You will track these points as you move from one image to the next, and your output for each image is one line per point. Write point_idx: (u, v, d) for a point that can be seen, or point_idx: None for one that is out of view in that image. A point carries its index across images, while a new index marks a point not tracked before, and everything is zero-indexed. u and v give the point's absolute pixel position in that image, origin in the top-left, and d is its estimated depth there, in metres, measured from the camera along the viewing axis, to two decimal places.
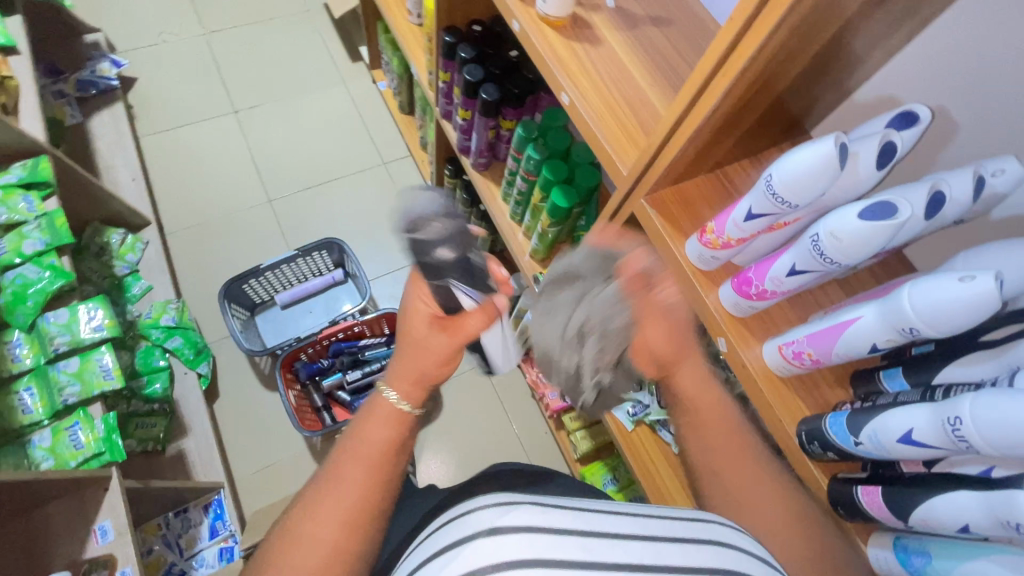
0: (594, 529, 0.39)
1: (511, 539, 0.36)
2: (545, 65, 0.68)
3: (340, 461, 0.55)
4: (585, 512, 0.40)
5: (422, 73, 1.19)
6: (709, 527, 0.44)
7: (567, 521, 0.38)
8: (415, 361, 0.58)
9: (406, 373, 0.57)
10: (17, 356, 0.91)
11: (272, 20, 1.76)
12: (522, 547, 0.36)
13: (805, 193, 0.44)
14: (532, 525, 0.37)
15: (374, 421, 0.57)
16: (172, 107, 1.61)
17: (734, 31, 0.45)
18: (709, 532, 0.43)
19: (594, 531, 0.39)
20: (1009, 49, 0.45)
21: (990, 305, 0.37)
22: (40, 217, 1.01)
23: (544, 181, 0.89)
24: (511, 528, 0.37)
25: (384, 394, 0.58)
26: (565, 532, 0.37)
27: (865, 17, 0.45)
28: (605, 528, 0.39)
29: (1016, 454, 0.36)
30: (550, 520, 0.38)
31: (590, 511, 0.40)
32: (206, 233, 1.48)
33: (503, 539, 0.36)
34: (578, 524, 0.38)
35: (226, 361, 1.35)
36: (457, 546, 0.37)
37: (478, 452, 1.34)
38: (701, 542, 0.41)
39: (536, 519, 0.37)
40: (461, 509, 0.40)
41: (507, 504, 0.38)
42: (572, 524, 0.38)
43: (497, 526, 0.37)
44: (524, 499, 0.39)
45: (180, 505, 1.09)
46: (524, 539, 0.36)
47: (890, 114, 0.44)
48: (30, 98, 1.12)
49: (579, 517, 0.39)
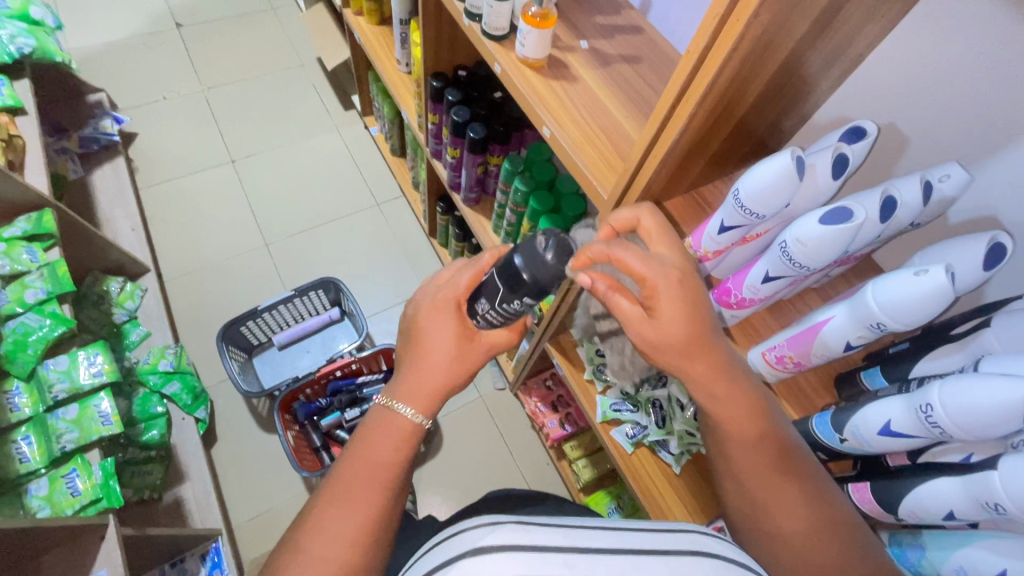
0: (577, 545, 0.39)
1: (494, 558, 0.37)
2: (526, 102, 0.72)
3: (337, 488, 0.50)
4: (568, 529, 0.41)
5: (412, 117, 1.26)
6: (688, 537, 0.42)
7: (552, 539, 0.39)
8: (431, 378, 0.54)
9: (422, 391, 0.54)
10: (15, 405, 0.91)
11: (267, 74, 1.85)
12: (505, 565, 0.37)
13: (769, 204, 0.48)
14: (515, 544, 0.38)
15: (381, 438, 0.53)
16: (171, 159, 1.66)
17: (692, 61, 0.49)
18: (688, 542, 0.42)
19: (576, 546, 0.39)
20: (944, 71, 0.50)
21: (947, 295, 0.40)
22: (43, 266, 1.04)
23: (532, 211, 0.93)
24: (494, 548, 0.38)
25: (395, 409, 0.54)
26: (549, 550, 0.38)
27: (811, 45, 0.49)
28: (587, 543, 0.39)
29: (986, 434, 0.38)
30: (533, 537, 0.39)
31: (574, 528, 0.41)
32: (204, 278, 1.50)
33: (487, 559, 0.37)
34: (562, 542, 0.39)
35: (225, 404, 1.35)
36: (444, 565, 0.38)
37: (478, 487, 1.32)
38: (683, 552, 0.40)
39: (519, 537, 0.38)
40: (451, 531, 0.42)
41: (491, 524, 0.40)
42: (557, 542, 0.39)
43: (480, 546, 0.38)
44: (508, 518, 0.41)
45: (176, 555, 1.06)
46: (506, 560, 0.37)
47: (841, 129, 0.48)
48: (36, 154, 1.16)
49: (563, 534, 0.40)
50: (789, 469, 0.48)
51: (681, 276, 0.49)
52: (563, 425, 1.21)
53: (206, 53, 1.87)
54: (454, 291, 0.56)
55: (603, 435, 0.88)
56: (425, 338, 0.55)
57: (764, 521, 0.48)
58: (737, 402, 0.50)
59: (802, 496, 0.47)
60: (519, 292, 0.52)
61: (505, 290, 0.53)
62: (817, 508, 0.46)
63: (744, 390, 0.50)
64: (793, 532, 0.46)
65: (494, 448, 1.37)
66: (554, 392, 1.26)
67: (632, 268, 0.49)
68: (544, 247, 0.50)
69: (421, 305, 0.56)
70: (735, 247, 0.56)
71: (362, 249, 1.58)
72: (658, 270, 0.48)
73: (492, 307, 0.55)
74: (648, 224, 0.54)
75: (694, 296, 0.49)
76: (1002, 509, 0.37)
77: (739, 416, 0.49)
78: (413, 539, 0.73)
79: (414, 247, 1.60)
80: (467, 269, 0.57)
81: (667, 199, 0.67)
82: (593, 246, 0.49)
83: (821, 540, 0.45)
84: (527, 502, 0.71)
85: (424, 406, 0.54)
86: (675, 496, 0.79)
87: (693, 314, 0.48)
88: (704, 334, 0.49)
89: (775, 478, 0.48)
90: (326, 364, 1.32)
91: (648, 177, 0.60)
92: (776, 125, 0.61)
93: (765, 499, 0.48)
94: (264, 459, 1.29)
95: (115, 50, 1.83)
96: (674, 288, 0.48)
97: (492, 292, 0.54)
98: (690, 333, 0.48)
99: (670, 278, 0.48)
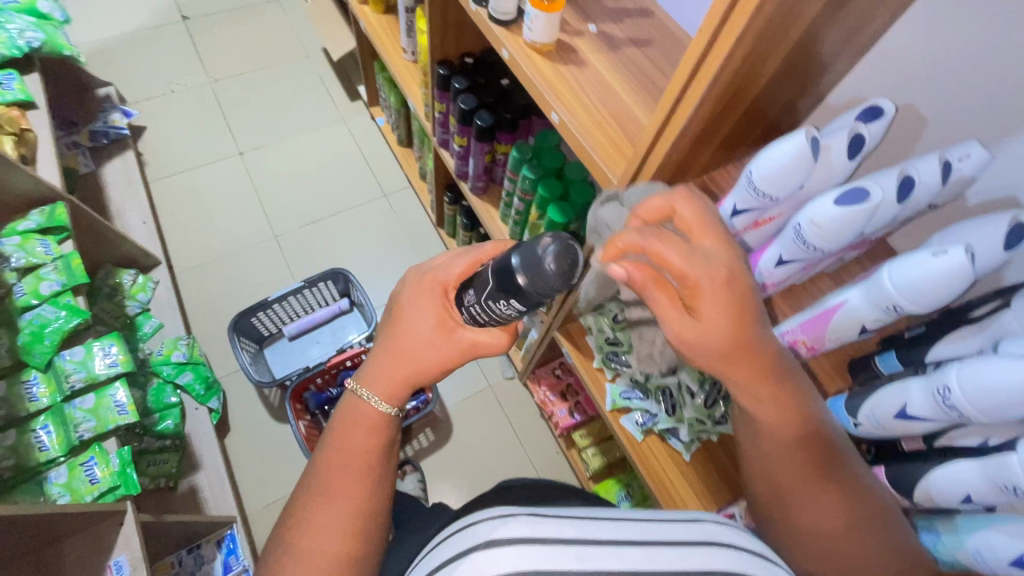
0: (588, 537, 0.39)
1: (506, 552, 0.37)
2: (535, 88, 0.71)
3: (326, 475, 0.52)
4: (579, 521, 0.40)
5: (419, 106, 1.25)
6: (704, 528, 0.42)
7: (563, 531, 0.39)
8: (400, 366, 0.54)
9: (386, 379, 0.54)
10: (33, 395, 0.93)
11: (274, 66, 1.85)
12: (515, 558, 0.37)
13: (783, 186, 0.47)
14: (527, 537, 0.38)
15: (356, 429, 0.54)
16: (179, 152, 1.67)
17: (704, 41, 0.48)
18: (704, 533, 0.41)
19: (587, 538, 0.39)
20: (964, 48, 0.49)
21: (966, 276, 0.39)
22: (57, 259, 1.05)
23: (540, 199, 0.92)
24: (504, 541, 0.38)
25: (360, 396, 0.54)
26: (560, 542, 0.38)
27: (825, 24, 0.48)
28: (598, 535, 0.39)
29: (1006, 416, 0.37)
30: (543, 530, 0.39)
31: (584, 519, 0.41)
32: (214, 270, 1.51)
33: (497, 552, 0.37)
34: (573, 534, 0.39)
35: (237, 394, 1.37)
36: (457, 558, 0.39)
37: (488, 476, 1.33)
38: (696, 543, 0.40)
39: (531, 530, 0.38)
40: (466, 524, 0.42)
41: (504, 517, 0.40)
42: (568, 534, 0.39)
43: (493, 539, 0.38)
44: (520, 511, 0.41)
45: (192, 541, 1.08)
46: (516, 553, 0.37)
47: (858, 108, 0.47)
48: (47, 149, 1.17)
49: (573, 526, 0.40)
50: (830, 467, 0.46)
51: (729, 276, 0.44)
52: (572, 413, 1.22)
53: (213, 45, 1.87)
54: (443, 275, 0.55)
55: (613, 422, 0.88)
56: (402, 321, 0.54)
57: (791, 520, 0.47)
58: (779, 401, 0.47)
59: (840, 497, 0.45)
60: (509, 295, 0.48)
61: (494, 287, 0.49)
62: (856, 505, 0.45)
63: (787, 386, 0.47)
64: (825, 532, 0.45)
65: (503, 437, 1.38)
66: (563, 381, 1.27)
67: (674, 265, 0.44)
68: (546, 252, 0.44)
69: (408, 286, 0.56)
70: (748, 231, 0.55)
71: (369, 240, 1.59)
72: (703, 269, 0.43)
73: (479, 304, 0.51)
74: (686, 215, 0.46)
75: (739, 298, 0.44)
76: (1021, 492, 0.37)
77: (782, 418, 0.47)
78: (424, 526, 0.74)
79: (422, 237, 1.60)
80: (465, 254, 0.55)
81: (678, 184, 0.66)
82: (629, 235, 0.44)
83: (861, 538, 0.44)
84: (537, 489, 0.71)
85: (387, 394, 0.54)
86: (685, 483, 0.79)
87: (741, 316, 0.44)
88: (752, 334, 0.45)
89: (814, 479, 0.46)
90: (336, 354, 1.33)
91: (659, 161, 0.59)
92: (789, 108, 0.60)
93: (798, 500, 0.46)
94: (276, 448, 1.31)
95: (123, 44, 1.84)
96: (720, 290, 0.43)
97: (481, 285, 0.50)
98: (733, 337, 0.44)
99: (714, 278, 0.43)
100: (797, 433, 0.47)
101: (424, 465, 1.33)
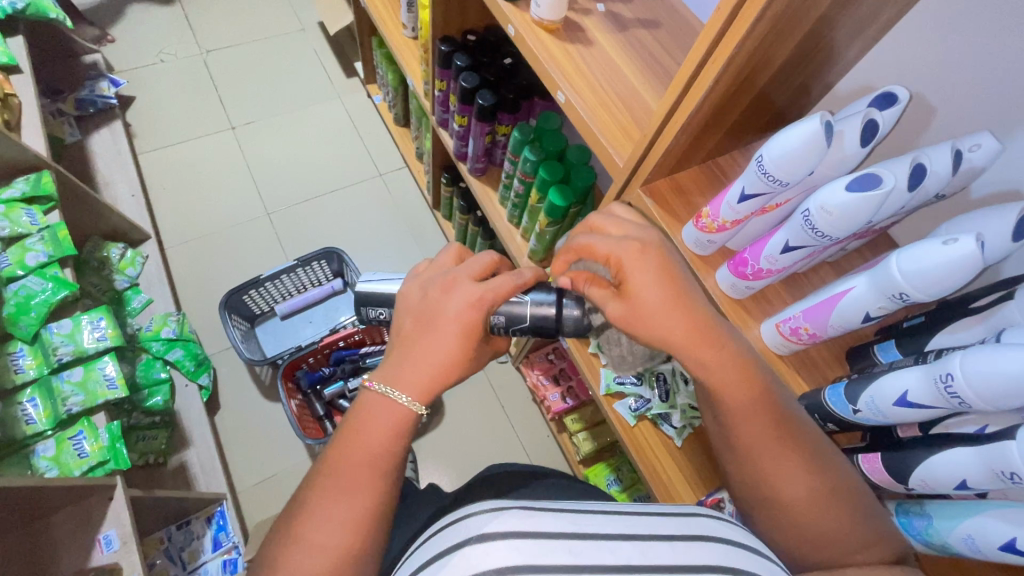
0: (582, 532, 0.39)
1: (499, 545, 0.37)
2: (542, 67, 0.70)
3: (329, 466, 0.50)
4: (572, 515, 0.41)
5: (418, 84, 1.23)
6: (698, 523, 0.43)
7: (556, 526, 0.39)
8: (438, 372, 0.53)
9: (419, 380, 0.52)
10: (19, 367, 0.91)
11: (267, 39, 1.80)
12: (510, 552, 0.37)
13: (794, 171, 0.47)
14: (519, 530, 0.38)
15: (372, 422, 0.52)
16: (170, 124, 1.63)
17: (721, 21, 0.47)
18: (698, 529, 0.42)
19: (582, 533, 0.39)
20: (980, 39, 0.48)
21: (974, 264, 0.40)
22: (43, 230, 1.02)
23: (540, 182, 0.91)
24: (498, 535, 0.38)
25: (393, 397, 0.52)
26: (553, 537, 0.38)
27: (843, 10, 0.47)
28: (591, 530, 0.39)
29: (1006, 404, 0.38)
30: (536, 525, 0.39)
31: (579, 514, 0.41)
32: (204, 246, 1.49)
33: (492, 544, 0.37)
34: (567, 529, 0.39)
35: (227, 371, 1.36)
36: (448, 553, 0.38)
37: (479, 458, 1.34)
38: (692, 538, 0.40)
39: (523, 524, 0.38)
40: (456, 518, 0.42)
41: (494, 512, 0.40)
42: (562, 529, 0.39)
43: (485, 533, 0.38)
44: (512, 505, 0.41)
45: (182, 518, 1.08)
46: (510, 546, 0.37)
47: (872, 95, 0.47)
48: (33, 116, 1.14)
49: (566, 521, 0.40)
50: (785, 438, 0.47)
51: (642, 247, 0.49)
52: (565, 398, 1.22)
53: (206, 15, 1.81)
54: (494, 295, 0.55)
55: (606, 407, 0.88)
56: (438, 329, 0.53)
57: (762, 492, 0.47)
58: (722, 361, 0.48)
59: (803, 467, 0.46)
60: (539, 332, 0.62)
61: (529, 327, 0.61)
62: (824, 471, 0.47)
63: (734, 354, 0.48)
64: (794, 502, 0.46)
65: (495, 420, 1.38)
66: (556, 365, 1.26)
67: (596, 248, 0.52)
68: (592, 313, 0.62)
69: (454, 297, 0.55)
70: (754, 217, 0.55)
71: (364, 220, 1.57)
72: (614, 245, 0.50)
73: (505, 331, 0.61)
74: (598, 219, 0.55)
75: (659, 264, 0.49)
76: (1018, 478, 0.38)
77: (731, 381, 0.48)
78: (418, 505, 0.74)
79: (418, 218, 1.58)
80: (511, 278, 0.57)
81: (683, 169, 0.65)
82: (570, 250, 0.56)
83: (828, 509, 0.45)
84: (532, 474, 0.71)
85: (421, 395, 0.52)
86: (677, 468, 0.80)
87: (670, 277, 0.49)
88: (682, 292, 0.48)
89: (772, 450, 0.47)
90: (329, 333, 1.32)
91: (667, 144, 0.58)
92: (798, 96, 0.60)
93: (765, 469, 0.47)
94: (266, 427, 1.31)
95: (110, 9, 1.77)
96: (636, 257, 0.49)
97: (518, 321, 0.60)
98: (664, 297, 0.48)
99: (628, 251, 0.49)
100: (751, 398, 0.47)
101: (416, 446, 1.33)
